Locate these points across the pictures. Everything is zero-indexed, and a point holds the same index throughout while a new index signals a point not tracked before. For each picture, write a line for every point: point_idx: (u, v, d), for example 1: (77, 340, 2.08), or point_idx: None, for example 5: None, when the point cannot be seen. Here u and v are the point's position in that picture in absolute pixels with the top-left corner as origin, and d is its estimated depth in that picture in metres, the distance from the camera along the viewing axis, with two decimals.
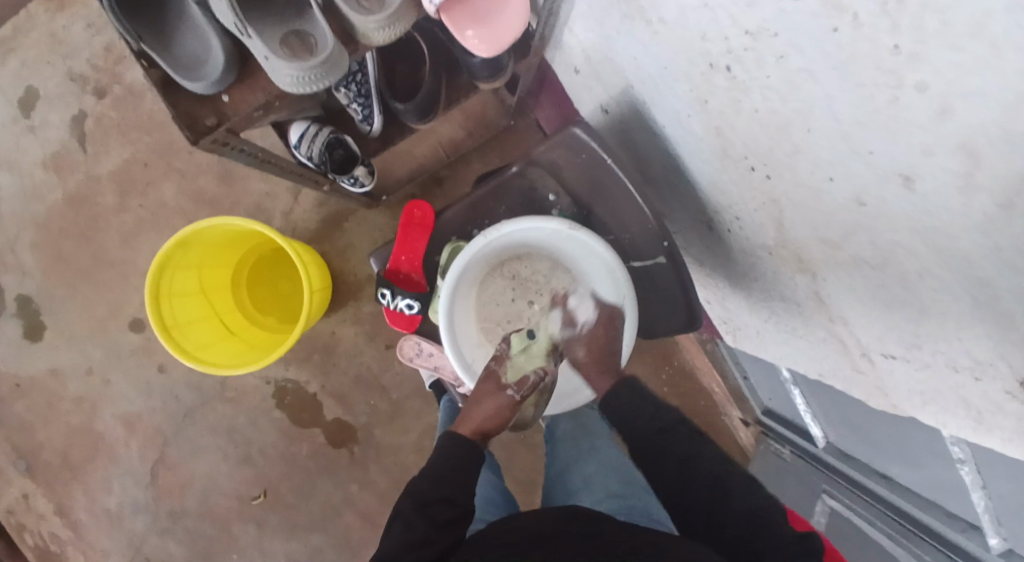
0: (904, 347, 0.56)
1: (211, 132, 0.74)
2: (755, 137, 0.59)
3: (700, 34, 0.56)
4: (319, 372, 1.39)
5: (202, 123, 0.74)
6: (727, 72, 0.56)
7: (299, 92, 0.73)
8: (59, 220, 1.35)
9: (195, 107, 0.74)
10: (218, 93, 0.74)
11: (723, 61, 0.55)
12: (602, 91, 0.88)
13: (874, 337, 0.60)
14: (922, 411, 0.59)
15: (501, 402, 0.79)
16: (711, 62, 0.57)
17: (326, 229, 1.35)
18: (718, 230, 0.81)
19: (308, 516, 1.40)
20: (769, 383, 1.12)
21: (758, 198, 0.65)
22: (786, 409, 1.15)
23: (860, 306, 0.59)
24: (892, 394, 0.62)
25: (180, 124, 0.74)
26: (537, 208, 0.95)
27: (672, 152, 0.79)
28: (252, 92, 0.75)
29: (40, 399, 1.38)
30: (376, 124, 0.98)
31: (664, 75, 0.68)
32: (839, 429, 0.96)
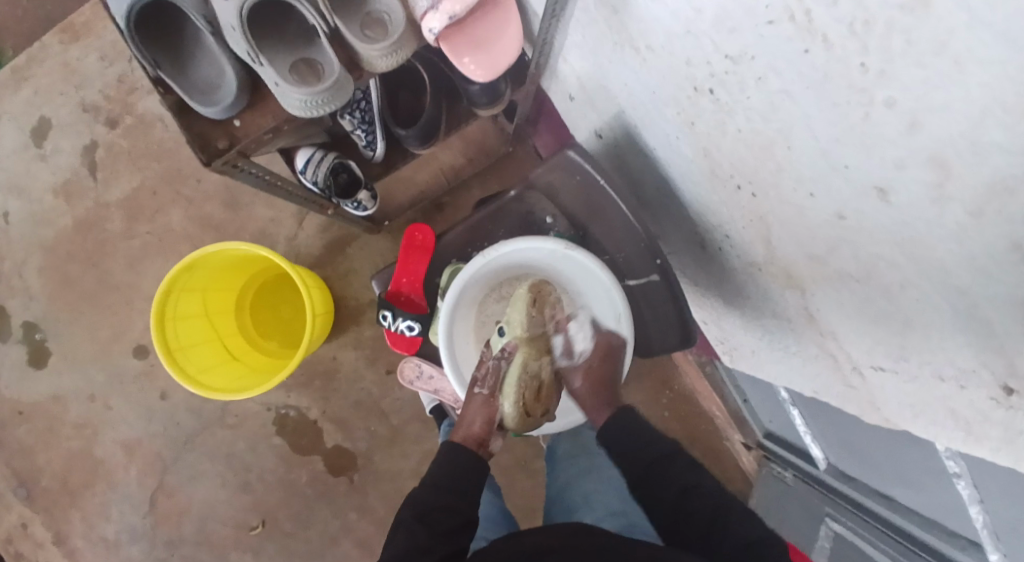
0: (891, 359, 0.57)
1: (222, 154, 0.77)
2: (741, 157, 0.61)
3: (685, 59, 0.59)
4: (319, 397, 1.39)
5: (214, 146, 0.77)
6: (713, 95, 0.58)
7: (307, 116, 0.76)
8: (66, 245, 1.38)
9: (207, 130, 0.77)
10: (230, 117, 0.77)
11: (707, 85, 0.58)
12: (597, 118, 0.90)
13: (863, 350, 0.61)
14: (915, 425, 0.60)
15: (473, 404, 0.82)
16: (696, 86, 0.60)
17: (329, 254, 1.37)
18: (710, 250, 0.83)
19: (305, 544, 1.40)
20: (768, 405, 1.13)
21: (747, 216, 0.67)
22: (787, 431, 1.15)
23: (845, 317, 0.61)
24: (886, 408, 0.63)
25: (193, 147, 0.77)
26: (536, 230, 0.98)
27: (663, 175, 0.81)
28: (262, 116, 0.78)
29: (41, 424, 1.39)
30: (378, 149, 1.01)
31: (653, 100, 0.70)
32: (839, 450, 0.96)
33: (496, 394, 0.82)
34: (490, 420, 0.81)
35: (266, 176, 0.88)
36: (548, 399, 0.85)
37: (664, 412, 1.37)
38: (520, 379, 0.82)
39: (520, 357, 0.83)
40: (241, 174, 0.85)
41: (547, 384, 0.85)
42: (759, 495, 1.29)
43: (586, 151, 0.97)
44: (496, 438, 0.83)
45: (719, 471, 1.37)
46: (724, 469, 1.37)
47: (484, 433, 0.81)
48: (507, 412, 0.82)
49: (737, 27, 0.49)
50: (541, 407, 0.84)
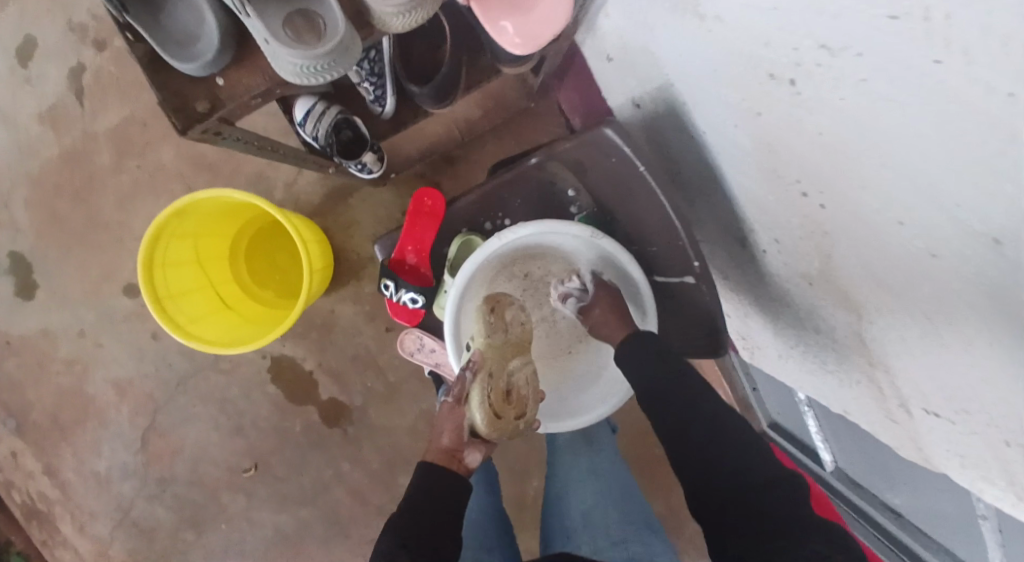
0: (951, 409, 0.52)
1: (202, 120, 0.69)
2: (814, 160, 0.53)
3: (763, 40, 0.50)
4: (315, 349, 1.35)
5: (194, 109, 0.69)
6: (793, 86, 0.50)
7: (302, 81, 0.66)
8: (53, 176, 1.30)
9: (186, 88, 0.69)
10: (212, 75, 0.68)
11: (788, 74, 0.49)
12: (636, 85, 0.80)
13: (919, 390, 0.55)
14: (959, 473, 0.55)
15: (442, 415, 0.81)
16: (772, 73, 0.51)
17: (330, 203, 1.28)
18: (751, 249, 0.76)
19: (298, 490, 1.40)
20: (780, 399, 1.10)
21: (805, 225, 0.60)
22: (796, 426, 1.11)
23: (905, 353, 0.55)
24: (930, 449, 0.59)
25: (168, 109, 0.69)
26: (556, 204, 0.90)
27: (708, 161, 0.73)
28: (249, 75, 0.69)
29: (30, 358, 1.35)
30: (388, 105, 0.92)
31: (711, 78, 0.61)
32: (851, 457, 0.94)
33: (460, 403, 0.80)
34: (457, 428, 0.79)
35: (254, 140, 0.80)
36: (518, 400, 0.79)
37: None
38: (482, 384, 0.77)
39: (480, 365, 0.78)
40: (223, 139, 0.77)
41: (519, 386, 0.80)
42: None
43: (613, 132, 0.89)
44: (470, 449, 0.79)
45: None
46: None
47: (453, 445, 0.79)
48: (476, 418, 0.78)
49: (844, 13, 0.41)
50: (514, 410, 0.79)
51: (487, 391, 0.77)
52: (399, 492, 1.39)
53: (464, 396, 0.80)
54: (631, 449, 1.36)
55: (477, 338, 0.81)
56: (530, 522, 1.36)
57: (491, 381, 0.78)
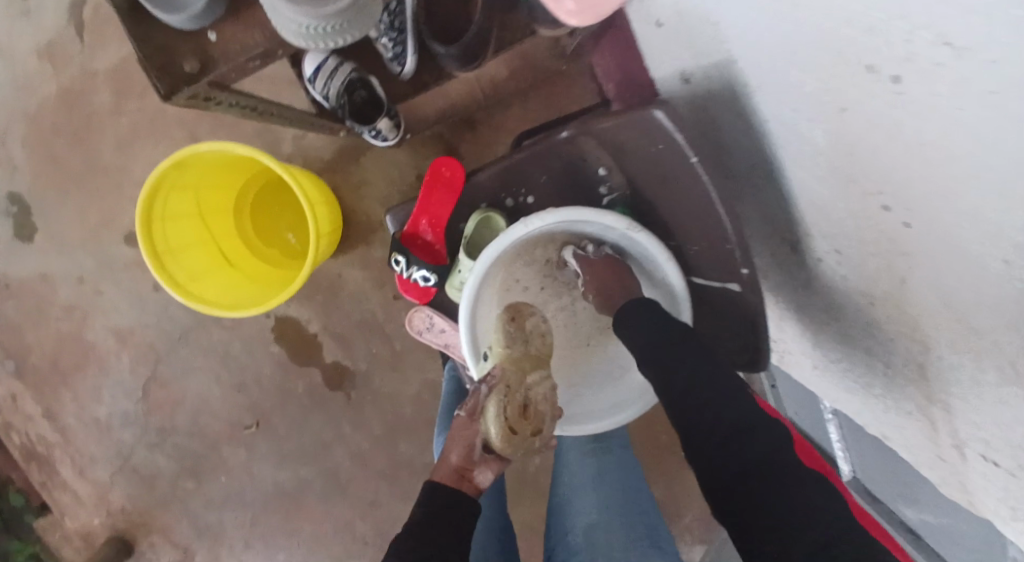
0: (1017, 463, 0.47)
1: (192, 81, 0.70)
2: (907, 170, 0.45)
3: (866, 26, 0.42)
4: (321, 311, 1.30)
5: (183, 69, 0.69)
6: (895, 85, 0.42)
7: (302, 44, 0.68)
8: (52, 114, 1.23)
9: (175, 44, 0.69)
10: (205, 30, 0.69)
11: (891, 70, 0.42)
12: (689, 59, 0.72)
13: (981, 435, 0.50)
14: (1009, 526, 0.51)
15: (453, 431, 0.76)
16: (869, 65, 0.44)
17: (341, 160, 1.21)
18: (803, 255, 0.69)
19: (299, 449, 1.38)
20: (801, 400, 1.05)
21: (879, 240, 0.53)
22: (815, 429, 1.05)
23: (975, 397, 0.49)
24: (979, 495, 0.54)
25: (155, 68, 0.69)
26: (584, 181, 0.83)
27: (768, 152, 0.65)
28: (244, 32, 0.71)
29: (29, 300, 1.32)
30: (408, 65, 0.83)
31: (788, 63, 0.53)
32: (870, 469, 0.91)
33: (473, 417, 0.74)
34: (469, 445, 0.74)
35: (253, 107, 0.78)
36: (536, 415, 0.74)
37: None
38: (499, 396, 0.72)
39: (496, 375, 0.74)
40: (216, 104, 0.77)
41: (537, 401, 0.74)
42: None
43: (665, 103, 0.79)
44: (482, 470, 0.73)
45: None
46: None
47: (463, 463, 0.73)
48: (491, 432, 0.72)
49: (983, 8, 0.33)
50: (531, 425, 0.73)
51: (503, 404, 0.72)
52: (400, 459, 1.37)
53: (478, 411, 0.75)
54: (639, 432, 1.33)
55: (495, 349, 0.77)
56: (531, 498, 1.34)
57: (507, 393, 0.73)
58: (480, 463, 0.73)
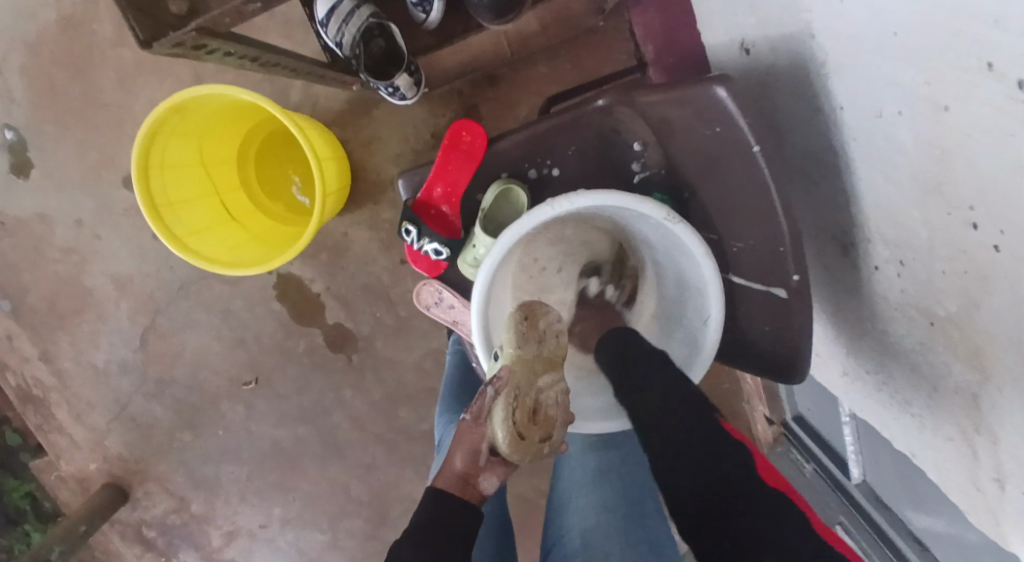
0: None
1: (179, 27, 0.60)
2: (1009, 192, 0.38)
3: (993, 16, 0.34)
4: (325, 271, 1.24)
5: (168, 11, 0.60)
6: (1020, 91, 0.34)
7: None
8: (51, 41, 1.16)
9: None
10: None
11: (1015, 72, 0.34)
12: (752, 25, 0.62)
13: None
14: None
15: (458, 433, 0.71)
16: (989, 62, 0.35)
17: (353, 112, 1.13)
18: (854, 256, 0.62)
19: (297, 410, 1.34)
20: (818, 395, 0.99)
21: (955, 260, 0.46)
22: (828, 428, 1.00)
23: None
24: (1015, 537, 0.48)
25: (138, 18, 0.59)
26: (616, 156, 0.76)
27: (833, 139, 0.57)
28: None
29: (25, 239, 1.26)
30: (433, 13, 0.77)
31: (885, 45, 0.44)
32: (884, 475, 0.86)
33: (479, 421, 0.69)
34: (474, 450, 0.69)
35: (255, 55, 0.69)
36: (547, 421, 0.68)
37: None
38: (507, 401, 0.66)
39: (504, 377, 0.67)
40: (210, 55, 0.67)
41: (548, 406, 0.68)
42: None
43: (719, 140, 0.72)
44: (487, 476, 0.69)
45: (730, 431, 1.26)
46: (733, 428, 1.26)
47: (468, 469, 0.69)
48: (497, 437, 0.67)
49: None
50: (540, 432, 0.67)
51: (511, 409, 0.66)
52: (400, 426, 1.34)
53: (485, 413, 0.69)
54: None
55: (506, 349, 0.69)
56: (531, 473, 1.30)
57: (516, 397, 0.66)
58: (486, 468, 0.69)
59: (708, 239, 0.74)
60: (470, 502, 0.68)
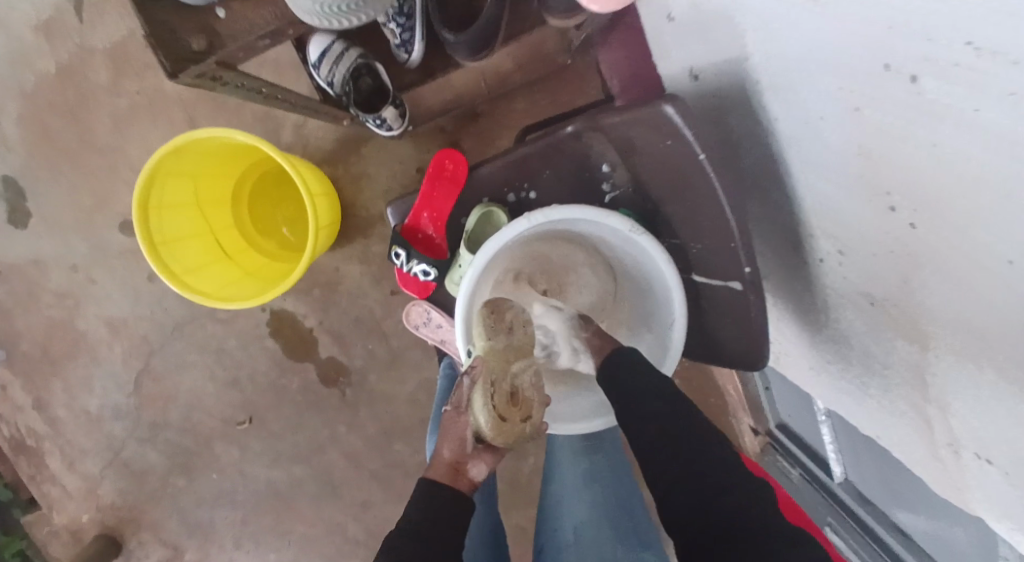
0: (1017, 467, 0.46)
1: (198, 59, 0.66)
2: (919, 176, 0.43)
3: (887, 25, 0.39)
4: (318, 307, 1.27)
5: (188, 47, 0.66)
6: (913, 84, 0.40)
7: (318, 23, 0.67)
8: (48, 93, 1.21)
9: (181, 24, 0.66)
10: (211, 6, 0.66)
11: (910, 70, 0.39)
12: (700, 53, 0.68)
13: (982, 441, 0.49)
14: (1007, 528, 0.50)
15: (443, 427, 0.74)
16: (888, 64, 0.41)
17: (342, 151, 1.19)
18: (805, 256, 0.67)
19: (292, 448, 1.35)
20: (794, 403, 1.05)
21: (887, 244, 0.51)
22: (809, 433, 1.06)
23: (975, 406, 0.48)
24: (973, 494, 0.53)
25: (161, 49, 0.64)
26: (589, 181, 0.80)
27: (773, 149, 0.62)
28: (255, 10, 0.68)
29: (21, 286, 1.29)
30: (415, 52, 0.82)
31: (802, 62, 0.50)
32: (862, 470, 0.90)
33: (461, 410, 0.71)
34: (459, 439, 0.72)
35: (262, 89, 0.74)
36: (524, 404, 0.71)
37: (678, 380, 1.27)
38: (484, 389, 0.69)
39: (482, 367, 0.70)
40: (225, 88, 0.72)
41: (525, 389, 0.71)
42: None
43: (651, 175, 0.76)
44: (475, 463, 0.72)
45: None
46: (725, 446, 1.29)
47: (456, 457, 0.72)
48: (480, 423, 0.69)
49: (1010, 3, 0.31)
50: (520, 413, 0.70)
51: (489, 395, 0.69)
52: (394, 460, 1.35)
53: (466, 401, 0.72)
54: None
55: (477, 343, 0.72)
56: (526, 501, 1.31)
57: (493, 384, 0.69)
58: (473, 455, 0.72)
59: (671, 243, 0.79)
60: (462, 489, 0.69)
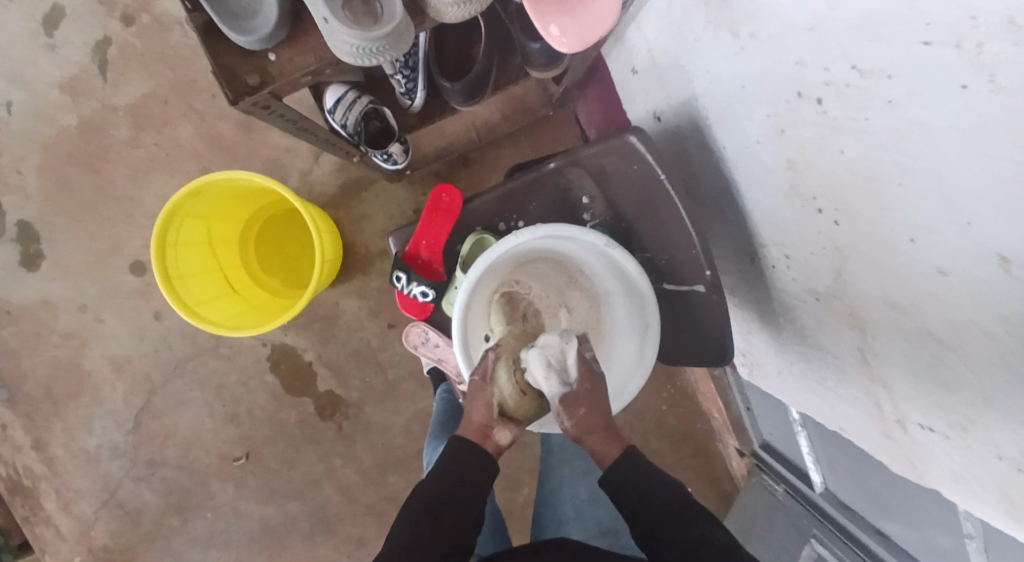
0: (948, 425, 0.54)
1: (253, 93, 0.72)
2: (836, 179, 0.54)
3: (797, 59, 0.51)
4: (317, 341, 1.35)
5: (243, 81, 0.72)
6: (819, 106, 0.51)
7: (355, 63, 0.68)
8: (69, 145, 1.30)
9: (238, 61, 0.72)
10: (266, 50, 0.71)
11: (817, 93, 0.51)
12: (661, 98, 0.81)
13: (916, 407, 0.57)
14: (951, 489, 0.57)
15: (470, 393, 0.78)
16: (801, 91, 0.52)
17: (344, 195, 1.29)
18: (760, 265, 0.77)
19: (288, 484, 1.39)
20: (774, 418, 1.12)
21: (819, 243, 0.61)
22: (790, 449, 1.14)
23: (907, 376, 0.57)
24: (923, 466, 0.60)
25: (221, 80, 0.71)
26: (570, 212, 0.90)
27: (725, 174, 0.73)
28: (301, 54, 0.73)
29: (29, 327, 1.34)
30: (417, 99, 0.95)
31: (740, 95, 0.62)
32: (840, 476, 0.97)
33: (489, 379, 0.78)
34: (487, 405, 0.77)
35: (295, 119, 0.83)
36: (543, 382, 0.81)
37: (662, 405, 1.35)
38: (510, 364, 0.78)
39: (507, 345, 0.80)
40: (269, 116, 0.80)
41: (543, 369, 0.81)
42: (740, 508, 1.27)
43: (622, 197, 0.87)
44: (502, 429, 0.78)
45: (707, 471, 1.36)
46: (711, 471, 1.36)
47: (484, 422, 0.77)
48: (507, 392, 0.77)
49: (880, 37, 0.42)
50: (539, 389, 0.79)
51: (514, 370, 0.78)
52: (389, 493, 1.38)
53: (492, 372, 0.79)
54: None
55: (496, 328, 0.85)
56: (517, 530, 1.35)
57: (517, 362, 0.79)
58: (499, 423, 0.78)
59: (644, 257, 0.88)
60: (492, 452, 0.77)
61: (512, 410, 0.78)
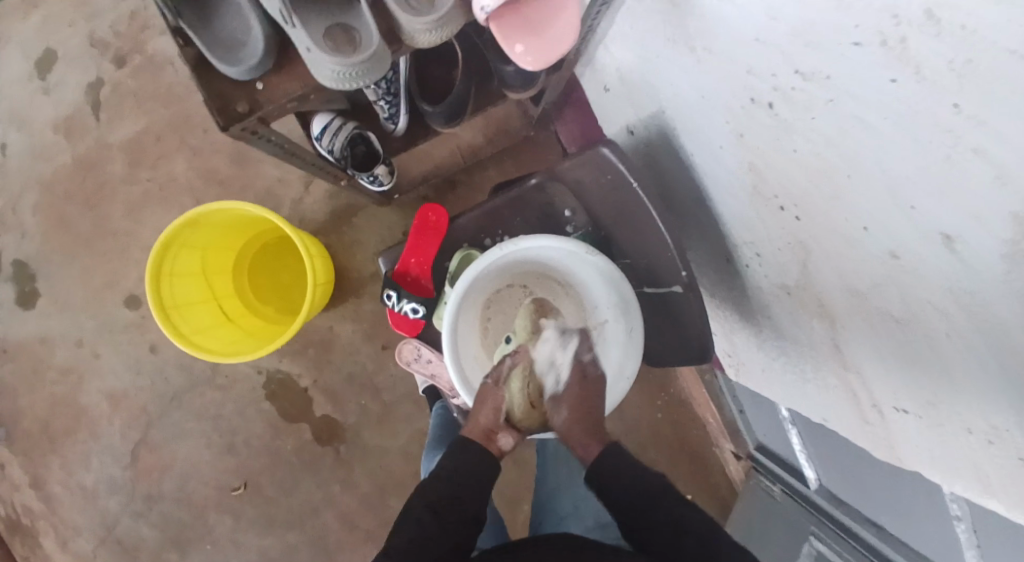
0: (919, 404, 0.56)
1: (242, 118, 0.76)
2: (793, 176, 0.57)
3: (747, 68, 0.55)
4: (312, 366, 1.37)
5: (234, 109, 0.76)
6: (771, 110, 0.55)
7: (339, 87, 0.73)
8: (65, 183, 1.34)
9: (229, 91, 0.75)
10: (254, 79, 0.75)
11: (768, 98, 0.54)
12: (632, 113, 0.85)
13: (888, 390, 0.60)
14: (928, 469, 0.59)
15: (483, 395, 0.84)
16: (754, 97, 0.56)
17: (336, 222, 1.33)
18: (735, 265, 0.81)
19: (286, 512, 1.39)
20: (767, 421, 1.15)
21: (784, 238, 0.65)
22: (783, 449, 1.16)
23: (876, 359, 0.60)
24: (901, 448, 0.62)
25: (212, 108, 0.75)
26: (553, 224, 0.94)
27: (696, 179, 0.77)
28: (288, 81, 0.76)
29: (26, 365, 1.36)
30: (400, 123, 0.98)
31: (701, 105, 0.66)
32: (831, 470, 0.99)
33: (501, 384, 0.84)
34: (496, 409, 0.82)
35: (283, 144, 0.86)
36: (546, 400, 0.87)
37: (657, 414, 1.37)
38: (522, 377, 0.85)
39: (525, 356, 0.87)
40: (259, 141, 0.83)
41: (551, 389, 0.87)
42: (743, 507, 1.30)
43: (603, 208, 0.92)
44: (506, 434, 0.83)
45: (704, 479, 1.37)
46: (709, 479, 1.37)
47: (491, 424, 0.82)
48: (517, 401, 0.84)
49: (817, 42, 0.46)
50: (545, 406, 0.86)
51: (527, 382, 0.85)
52: (389, 517, 1.38)
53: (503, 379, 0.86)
54: None
55: (519, 333, 0.90)
56: None
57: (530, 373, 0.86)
58: (504, 428, 0.83)
59: (623, 263, 0.93)
60: (495, 454, 0.80)
61: (517, 418, 0.84)
